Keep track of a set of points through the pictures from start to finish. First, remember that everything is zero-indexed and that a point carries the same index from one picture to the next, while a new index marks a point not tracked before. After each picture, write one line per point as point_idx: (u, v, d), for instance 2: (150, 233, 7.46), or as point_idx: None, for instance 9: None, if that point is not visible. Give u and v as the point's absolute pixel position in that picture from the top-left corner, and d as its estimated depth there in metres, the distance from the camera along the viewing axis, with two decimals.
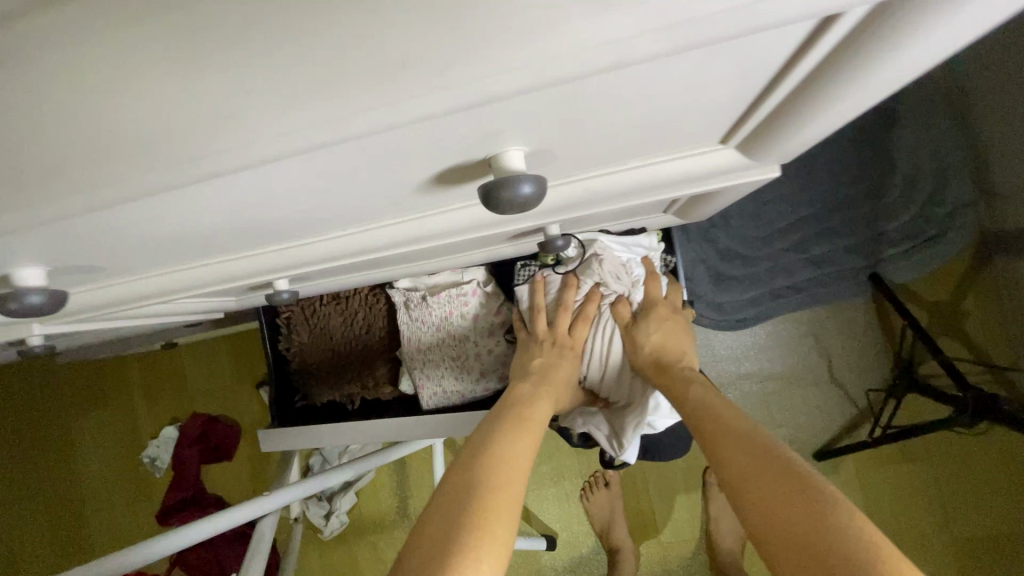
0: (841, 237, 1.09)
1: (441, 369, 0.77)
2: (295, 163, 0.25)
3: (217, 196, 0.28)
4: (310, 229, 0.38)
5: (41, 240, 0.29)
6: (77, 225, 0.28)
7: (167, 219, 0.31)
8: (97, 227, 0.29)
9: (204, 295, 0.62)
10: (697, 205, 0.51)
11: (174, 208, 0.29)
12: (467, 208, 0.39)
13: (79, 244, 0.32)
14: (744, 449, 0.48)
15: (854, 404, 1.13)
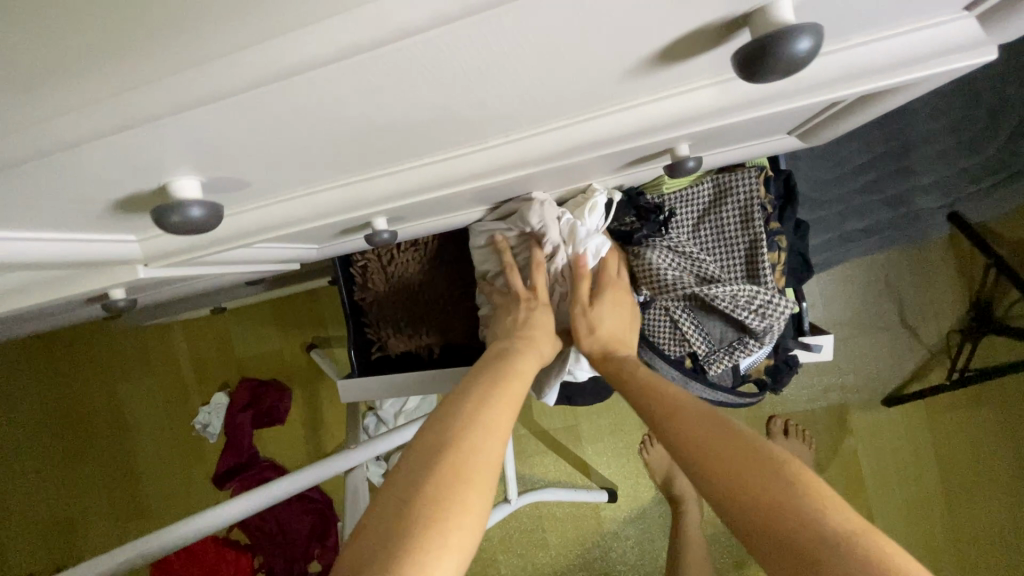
0: (920, 176, 1.04)
1: None
2: (559, 8, 0.22)
3: (441, 61, 0.25)
4: (474, 133, 0.35)
5: (230, 125, 0.26)
6: (281, 104, 0.26)
7: (357, 101, 0.27)
8: (284, 109, 0.26)
9: (298, 238, 0.59)
10: (847, 115, 0.48)
11: (383, 84, 0.26)
12: (642, 106, 0.35)
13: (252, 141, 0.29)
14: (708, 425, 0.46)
15: (926, 348, 1.11)
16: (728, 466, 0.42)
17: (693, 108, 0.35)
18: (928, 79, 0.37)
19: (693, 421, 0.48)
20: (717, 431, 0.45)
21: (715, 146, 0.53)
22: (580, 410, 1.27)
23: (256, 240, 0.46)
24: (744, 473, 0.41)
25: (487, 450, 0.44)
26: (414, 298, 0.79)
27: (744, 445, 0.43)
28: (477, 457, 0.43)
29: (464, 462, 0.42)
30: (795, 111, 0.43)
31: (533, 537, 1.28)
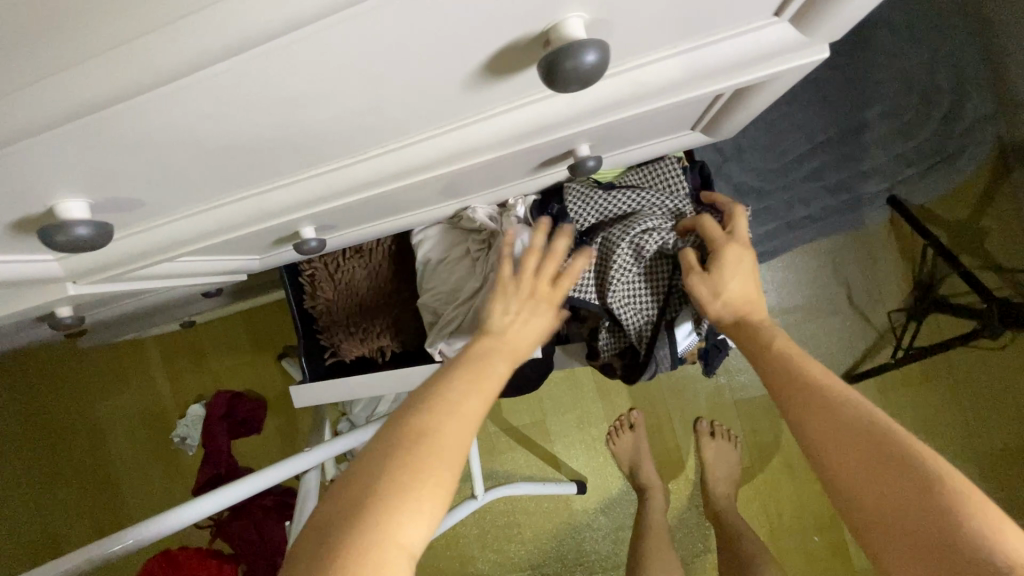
0: (858, 162, 1.07)
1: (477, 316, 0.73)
2: (359, 32, 0.25)
3: (277, 82, 0.28)
4: (349, 145, 0.38)
5: (94, 149, 0.29)
6: (139, 128, 0.28)
7: (212, 123, 0.30)
8: (141, 133, 0.29)
9: (232, 249, 0.61)
10: (733, 110, 0.51)
11: (233, 105, 0.29)
12: (505, 114, 0.38)
13: (127, 163, 0.32)
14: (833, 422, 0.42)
15: (875, 329, 1.14)
16: (819, 421, 0.43)
17: (550, 114, 0.37)
18: (778, 77, 0.40)
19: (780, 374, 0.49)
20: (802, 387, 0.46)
21: (616, 145, 0.56)
22: (547, 405, 1.29)
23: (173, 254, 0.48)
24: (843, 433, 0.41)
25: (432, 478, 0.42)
26: (361, 302, 0.82)
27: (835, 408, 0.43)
28: (417, 489, 0.42)
29: (402, 496, 0.41)
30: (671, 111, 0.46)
31: (507, 531, 1.30)
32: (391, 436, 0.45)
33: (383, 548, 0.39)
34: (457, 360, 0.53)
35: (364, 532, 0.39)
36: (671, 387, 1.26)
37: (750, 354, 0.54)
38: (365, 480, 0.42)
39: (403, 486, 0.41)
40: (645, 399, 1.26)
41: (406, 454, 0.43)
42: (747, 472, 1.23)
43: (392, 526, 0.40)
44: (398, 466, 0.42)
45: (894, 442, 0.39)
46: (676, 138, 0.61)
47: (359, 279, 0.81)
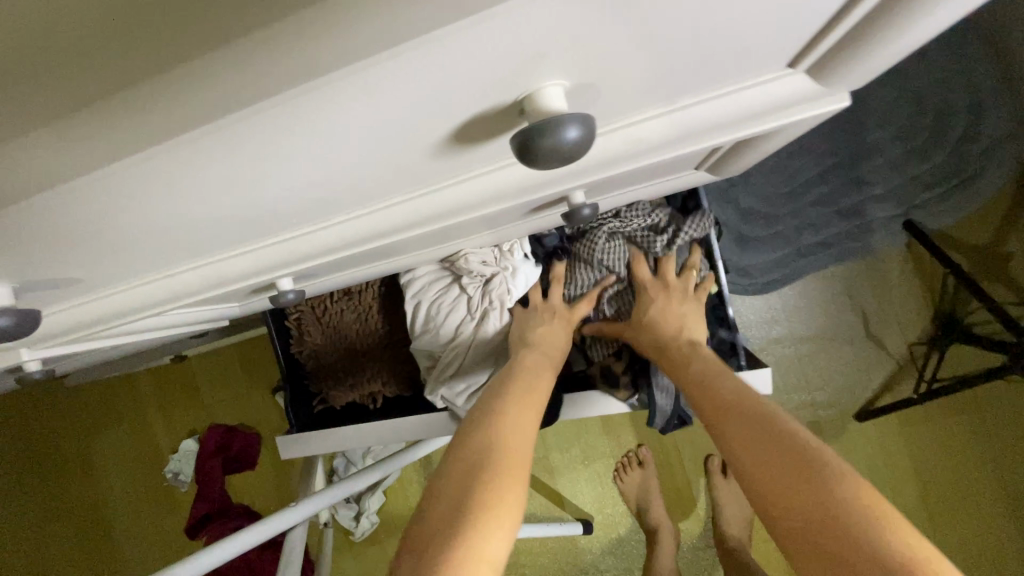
0: (872, 185, 1.02)
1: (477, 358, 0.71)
2: (292, 114, 0.21)
3: (208, 165, 0.24)
4: (310, 212, 0.34)
5: (1, 242, 0.25)
6: (49, 219, 0.24)
7: (141, 204, 0.26)
8: (54, 220, 0.25)
9: (205, 302, 0.57)
10: (740, 154, 0.46)
11: (160, 190, 0.25)
12: (484, 176, 0.33)
13: (48, 248, 0.28)
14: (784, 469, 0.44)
15: (894, 359, 1.09)
16: (785, 497, 0.42)
17: (534, 174, 0.33)
18: (791, 126, 0.36)
19: (749, 439, 0.48)
20: (773, 449, 0.46)
21: (613, 190, 0.52)
22: (550, 441, 1.23)
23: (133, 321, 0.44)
24: (816, 510, 0.40)
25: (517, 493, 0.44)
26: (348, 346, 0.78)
27: (806, 476, 0.42)
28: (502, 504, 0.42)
29: (490, 508, 0.41)
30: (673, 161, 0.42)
31: (510, 574, 1.24)
32: (465, 459, 0.46)
33: None
34: (492, 392, 0.56)
35: (462, 545, 0.38)
36: None
37: (720, 405, 0.53)
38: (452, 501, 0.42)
39: (487, 500, 0.42)
40: (653, 433, 1.21)
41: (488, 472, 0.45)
42: None
43: (483, 536, 0.39)
44: (479, 485, 0.43)
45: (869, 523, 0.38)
46: (678, 179, 0.57)
47: (346, 323, 0.77)
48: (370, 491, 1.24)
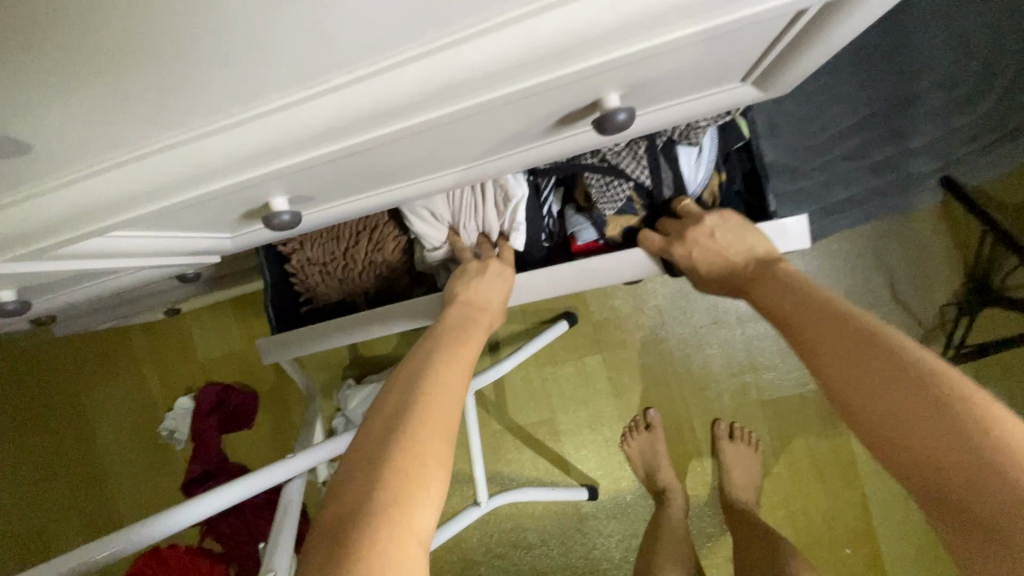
0: (909, 137, 0.95)
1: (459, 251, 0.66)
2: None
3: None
4: (311, 57, 0.30)
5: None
6: (59, 13, 0.24)
7: None
8: None
9: (189, 221, 0.52)
10: (797, 49, 0.41)
11: None
12: (508, 23, 0.30)
13: (38, 67, 0.26)
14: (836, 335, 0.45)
15: (922, 325, 1.04)
16: (838, 354, 0.44)
17: (568, 25, 0.30)
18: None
19: (814, 338, 0.47)
20: (839, 329, 0.45)
21: (649, 102, 0.46)
22: (556, 404, 1.19)
23: (103, 224, 0.39)
24: (896, 393, 0.39)
25: (429, 445, 0.43)
26: (346, 270, 0.72)
27: (879, 356, 0.41)
28: (419, 476, 0.41)
29: (417, 478, 0.41)
30: (717, 44, 0.38)
31: (512, 537, 1.22)
32: (391, 422, 0.45)
33: (404, 525, 0.39)
34: (428, 346, 0.55)
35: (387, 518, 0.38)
36: (691, 385, 1.16)
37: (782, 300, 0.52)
38: (363, 477, 0.41)
39: (411, 470, 0.41)
40: (664, 397, 1.17)
41: (409, 438, 0.43)
42: (774, 480, 1.14)
43: (407, 503, 0.40)
44: (399, 447, 0.42)
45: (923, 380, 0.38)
46: (725, 97, 0.50)
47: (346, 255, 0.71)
48: None
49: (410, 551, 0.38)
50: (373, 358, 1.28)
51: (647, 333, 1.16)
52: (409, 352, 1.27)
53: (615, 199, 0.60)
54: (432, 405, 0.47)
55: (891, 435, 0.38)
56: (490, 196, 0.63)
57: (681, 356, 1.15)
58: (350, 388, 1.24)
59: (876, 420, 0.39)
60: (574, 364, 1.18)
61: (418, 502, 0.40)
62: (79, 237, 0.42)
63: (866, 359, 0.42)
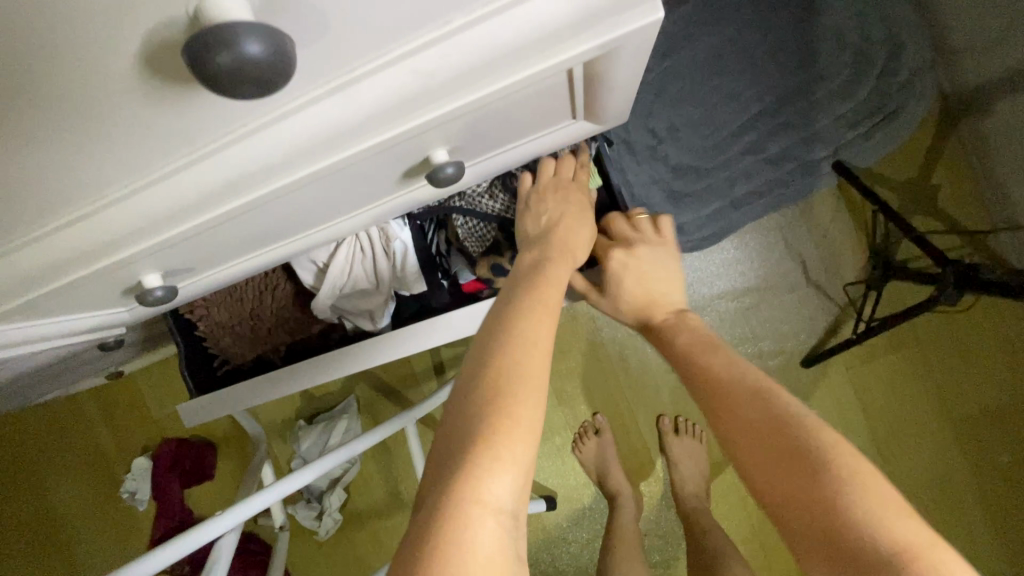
0: (797, 128, 1.00)
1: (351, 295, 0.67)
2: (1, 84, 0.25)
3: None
4: (101, 174, 0.35)
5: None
6: None
7: None
8: None
9: (67, 306, 0.54)
10: (595, 93, 0.44)
11: None
12: (259, 129, 0.34)
13: None
14: (765, 428, 0.47)
15: (835, 303, 1.09)
16: (766, 450, 0.46)
17: (311, 125, 0.34)
18: (591, 53, 0.36)
19: (740, 427, 0.48)
20: (771, 431, 0.46)
21: (481, 150, 0.49)
22: None
23: None
24: (811, 499, 0.42)
25: (519, 413, 0.41)
26: (256, 329, 0.74)
27: (805, 462, 0.43)
28: (507, 445, 0.39)
29: (496, 437, 0.39)
30: (505, 106, 0.41)
31: None
32: (472, 385, 0.42)
33: (475, 506, 0.37)
34: (504, 297, 0.50)
35: (473, 475, 0.38)
36: (632, 385, 1.19)
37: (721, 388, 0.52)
38: (444, 445, 0.40)
39: (490, 441, 0.39)
40: (609, 400, 1.20)
41: (492, 408, 0.41)
42: (720, 468, 1.17)
43: (485, 475, 0.38)
44: (482, 418, 0.40)
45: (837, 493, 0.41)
46: (563, 130, 0.52)
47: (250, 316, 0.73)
48: (330, 487, 1.24)
49: (489, 524, 0.37)
50: (323, 396, 1.29)
51: (584, 340, 1.19)
52: (358, 386, 1.28)
53: (482, 237, 0.65)
54: (518, 367, 0.43)
55: (820, 535, 0.41)
56: (375, 246, 0.64)
57: (619, 359, 1.18)
58: (303, 428, 1.25)
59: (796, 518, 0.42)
60: None
61: (501, 475, 0.39)
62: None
63: (786, 458, 0.44)
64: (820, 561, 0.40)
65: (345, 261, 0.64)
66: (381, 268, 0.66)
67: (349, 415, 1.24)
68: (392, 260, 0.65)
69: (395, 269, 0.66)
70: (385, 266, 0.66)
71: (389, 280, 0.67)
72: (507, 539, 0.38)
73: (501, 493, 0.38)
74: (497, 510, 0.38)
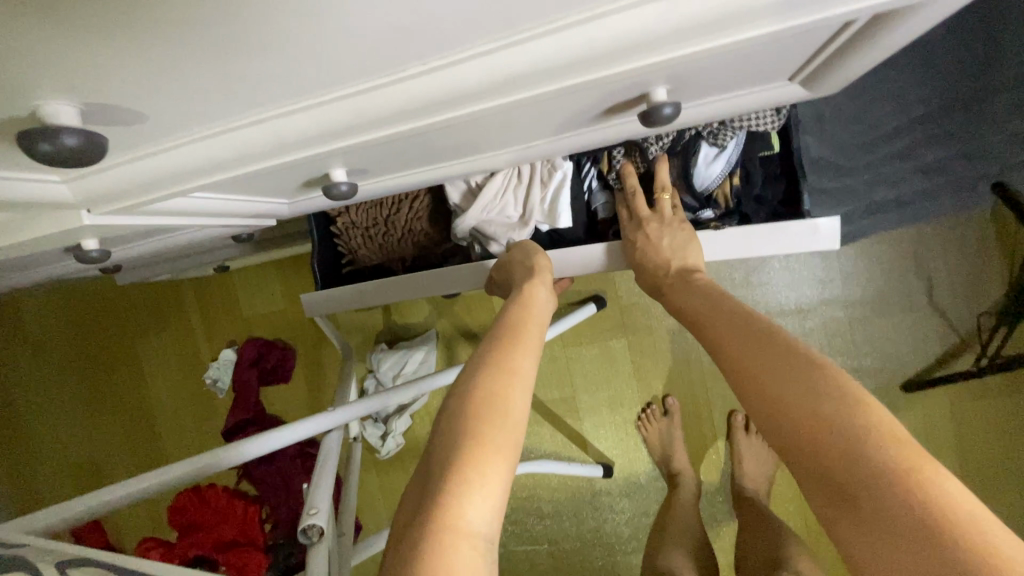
0: (964, 139, 0.93)
1: (493, 218, 0.69)
2: None
3: None
4: (391, 54, 0.33)
5: (123, 64, 0.29)
6: (205, 33, 0.28)
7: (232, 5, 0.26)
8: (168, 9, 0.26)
9: (255, 187, 0.57)
10: (845, 53, 0.42)
11: (284, 9, 0.27)
12: (573, 25, 0.32)
13: (173, 71, 0.31)
14: (761, 361, 0.46)
15: (956, 332, 1.03)
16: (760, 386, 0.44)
17: (630, 32, 0.32)
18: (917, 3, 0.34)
19: (747, 355, 0.47)
20: (770, 364, 0.45)
21: (695, 94, 0.48)
22: (578, 382, 1.23)
23: (196, 186, 0.44)
24: (802, 427, 0.40)
25: (496, 442, 0.44)
26: (388, 236, 0.76)
27: (795, 391, 0.42)
28: (479, 472, 0.42)
29: (472, 464, 0.42)
30: (783, 42, 0.39)
31: (525, 505, 1.28)
32: (459, 413, 0.46)
33: (452, 532, 0.39)
34: (489, 338, 0.55)
35: (455, 487, 0.41)
36: (713, 375, 1.18)
37: (728, 333, 0.50)
38: (429, 472, 0.43)
39: (466, 459, 0.43)
40: (685, 385, 1.19)
41: (472, 432, 0.44)
42: (786, 473, 1.16)
43: (462, 500, 0.41)
44: (460, 446, 0.44)
45: (825, 418, 0.39)
46: (773, 88, 0.51)
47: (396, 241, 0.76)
48: (397, 412, 1.29)
49: (461, 548, 0.38)
50: (406, 325, 1.34)
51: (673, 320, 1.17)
52: (440, 323, 1.32)
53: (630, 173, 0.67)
54: (497, 397, 0.47)
55: (806, 464, 0.39)
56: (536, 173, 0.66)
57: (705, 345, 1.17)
58: (383, 352, 1.31)
59: (781, 446, 0.42)
60: (598, 346, 1.21)
61: (474, 500, 0.41)
62: (171, 198, 0.49)
63: (783, 392, 0.42)
64: (810, 491, 0.38)
65: (502, 183, 0.66)
66: (535, 198, 0.66)
67: (427, 349, 1.29)
68: (547, 192, 0.66)
69: (546, 202, 0.67)
70: (541, 197, 0.66)
71: (539, 212, 0.67)
72: (480, 561, 0.39)
73: (478, 520, 0.40)
74: (473, 535, 0.39)
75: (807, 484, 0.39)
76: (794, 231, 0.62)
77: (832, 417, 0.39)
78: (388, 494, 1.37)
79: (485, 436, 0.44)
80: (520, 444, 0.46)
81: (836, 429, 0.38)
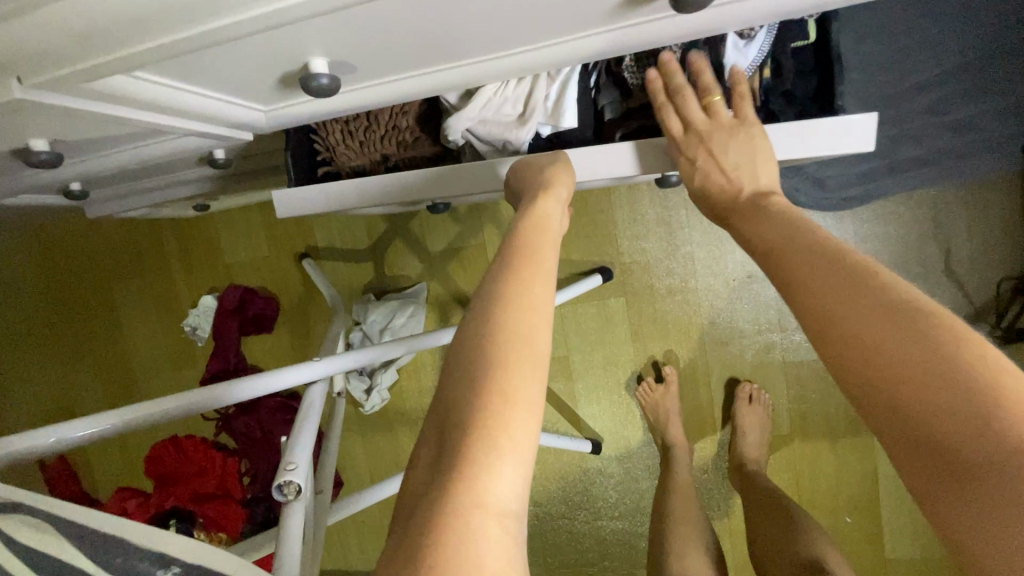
0: (999, 93, 0.87)
1: (489, 114, 0.60)
2: None
3: None
4: None
5: None
6: None
7: None
8: None
9: (221, 76, 0.50)
10: None
11: None
12: None
13: None
14: (869, 318, 0.38)
15: (970, 302, 0.98)
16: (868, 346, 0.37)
17: None
18: None
19: (848, 308, 0.39)
20: (881, 322, 0.37)
21: None
22: (573, 341, 1.18)
23: (150, 41, 0.38)
24: (930, 402, 0.33)
25: (522, 397, 0.39)
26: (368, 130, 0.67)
27: (918, 358, 0.35)
28: (508, 438, 0.38)
29: (492, 432, 0.38)
30: None
31: None
32: (472, 364, 0.41)
33: (476, 514, 0.35)
34: (500, 263, 0.47)
35: (475, 461, 0.37)
36: (714, 339, 1.13)
37: (818, 280, 0.42)
38: (446, 433, 0.39)
39: (486, 424, 0.38)
40: (684, 348, 1.15)
41: (489, 389, 0.39)
42: (782, 441, 1.13)
43: (482, 475, 0.36)
44: (480, 406, 0.39)
45: (960, 394, 0.32)
46: None
47: (378, 138, 0.66)
48: (384, 367, 1.24)
49: (492, 529, 0.35)
50: (396, 277, 1.28)
51: (675, 282, 1.12)
52: (432, 275, 1.26)
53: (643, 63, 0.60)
54: (514, 340, 0.42)
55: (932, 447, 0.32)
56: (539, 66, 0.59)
57: (707, 308, 1.12)
58: (371, 304, 1.25)
59: (890, 422, 0.35)
60: (596, 305, 1.16)
61: (503, 470, 0.37)
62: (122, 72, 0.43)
63: (902, 358, 0.35)
64: (929, 479, 0.32)
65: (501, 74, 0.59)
66: (539, 90, 0.59)
67: (417, 304, 1.23)
68: (552, 86, 0.59)
69: (551, 97, 0.59)
70: (545, 90, 0.59)
71: (542, 108, 0.59)
72: (511, 536, 0.36)
73: (506, 493, 0.37)
74: (503, 512, 0.36)
75: (928, 469, 0.33)
76: (829, 125, 0.53)
77: (971, 394, 0.32)
78: (373, 450, 1.33)
79: (506, 393, 0.39)
80: (543, 392, 0.41)
81: (978, 406, 0.31)
